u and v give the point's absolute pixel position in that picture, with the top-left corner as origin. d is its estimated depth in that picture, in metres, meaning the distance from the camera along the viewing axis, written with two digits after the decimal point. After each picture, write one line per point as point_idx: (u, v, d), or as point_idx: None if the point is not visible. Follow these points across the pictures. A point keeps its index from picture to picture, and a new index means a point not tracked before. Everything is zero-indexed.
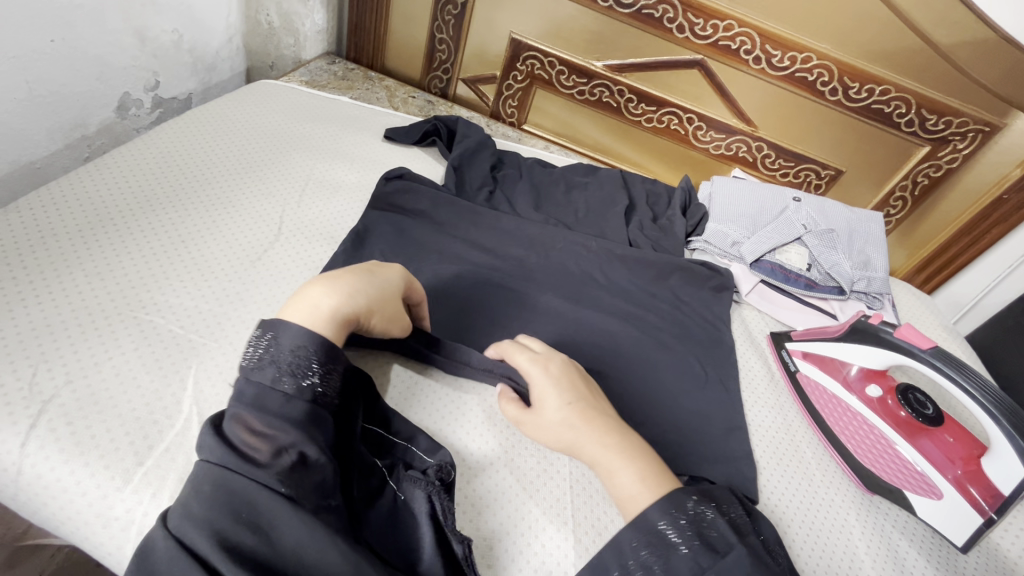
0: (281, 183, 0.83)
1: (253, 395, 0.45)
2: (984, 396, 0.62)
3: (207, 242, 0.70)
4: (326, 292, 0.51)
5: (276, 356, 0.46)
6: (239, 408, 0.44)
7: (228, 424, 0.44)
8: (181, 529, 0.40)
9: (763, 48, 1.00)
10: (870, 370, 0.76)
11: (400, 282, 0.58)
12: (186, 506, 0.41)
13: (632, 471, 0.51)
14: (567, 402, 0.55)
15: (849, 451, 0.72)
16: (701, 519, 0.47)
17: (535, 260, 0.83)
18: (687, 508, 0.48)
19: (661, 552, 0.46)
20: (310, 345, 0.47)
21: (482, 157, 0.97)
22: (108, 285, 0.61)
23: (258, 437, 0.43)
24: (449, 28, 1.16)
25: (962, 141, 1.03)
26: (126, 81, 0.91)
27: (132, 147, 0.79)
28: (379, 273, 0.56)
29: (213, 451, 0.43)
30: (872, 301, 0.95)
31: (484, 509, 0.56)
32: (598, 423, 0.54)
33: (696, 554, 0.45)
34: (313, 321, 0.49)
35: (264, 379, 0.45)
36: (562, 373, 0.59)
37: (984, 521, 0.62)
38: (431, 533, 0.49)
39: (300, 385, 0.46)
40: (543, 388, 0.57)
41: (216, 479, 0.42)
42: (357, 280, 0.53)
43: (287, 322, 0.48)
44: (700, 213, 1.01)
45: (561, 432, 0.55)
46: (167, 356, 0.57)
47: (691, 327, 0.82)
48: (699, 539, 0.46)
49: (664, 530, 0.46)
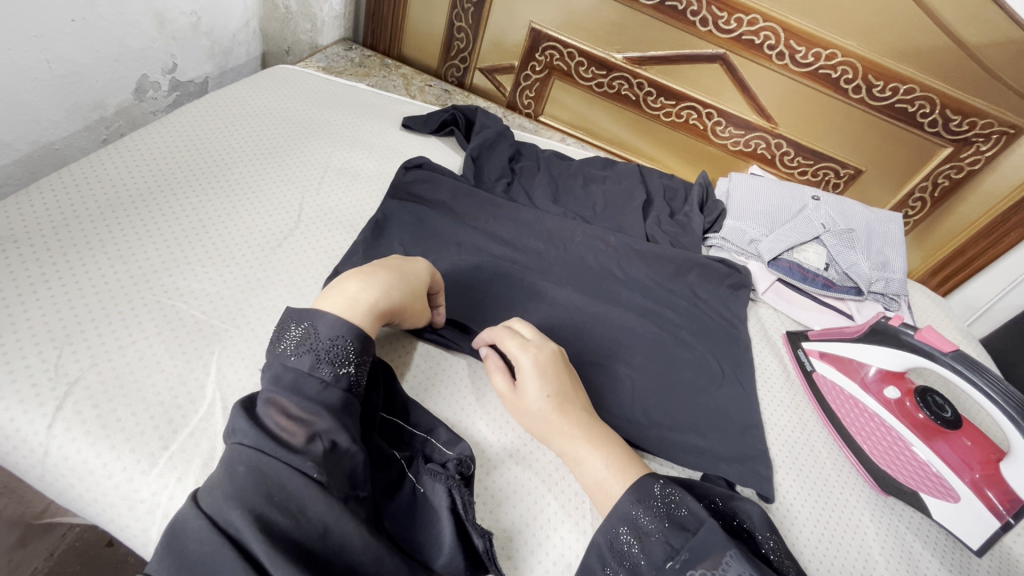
0: (300, 169, 0.82)
1: (291, 379, 0.47)
2: (1006, 402, 0.61)
3: (228, 226, 0.70)
4: (362, 287, 0.53)
5: (314, 345, 0.48)
6: (275, 393, 0.46)
7: (263, 408, 0.45)
8: (212, 508, 0.40)
9: (788, 43, 0.99)
10: (888, 371, 0.75)
11: (427, 275, 0.61)
12: (219, 487, 0.41)
13: (600, 458, 0.53)
14: (546, 394, 0.55)
15: (865, 452, 0.72)
16: (670, 502, 0.48)
17: (553, 252, 0.83)
18: (655, 491, 0.49)
19: (640, 540, 0.47)
20: (347, 335, 0.49)
21: (500, 148, 0.96)
22: (130, 267, 0.61)
23: (294, 421, 0.44)
24: (468, 16, 1.14)
25: (985, 142, 1.02)
26: (145, 63, 0.90)
27: (153, 129, 0.79)
28: (409, 267, 0.59)
29: (245, 433, 0.43)
30: (890, 302, 0.95)
31: (504, 501, 0.56)
32: (572, 417, 0.55)
33: (668, 536, 0.46)
34: (350, 312, 0.51)
35: (301, 366, 0.47)
36: (550, 364, 0.57)
37: (1001, 524, 0.62)
38: (452, 527, 0.49)
39: (336, 373, 0.48)
40: (526, 376, 0.56)
41: (251, 461, 0.42)
42: (390, 276, 0.56)
43: (323, 312, 0.50)
44: (719, 210, 1.00)
45: (535, 424, 0.56)
46: (190, 341, 0.57)
47: (708, 324, 0.82)
48: (670, 521, 0.47)
49: (638, 518, 0.47)
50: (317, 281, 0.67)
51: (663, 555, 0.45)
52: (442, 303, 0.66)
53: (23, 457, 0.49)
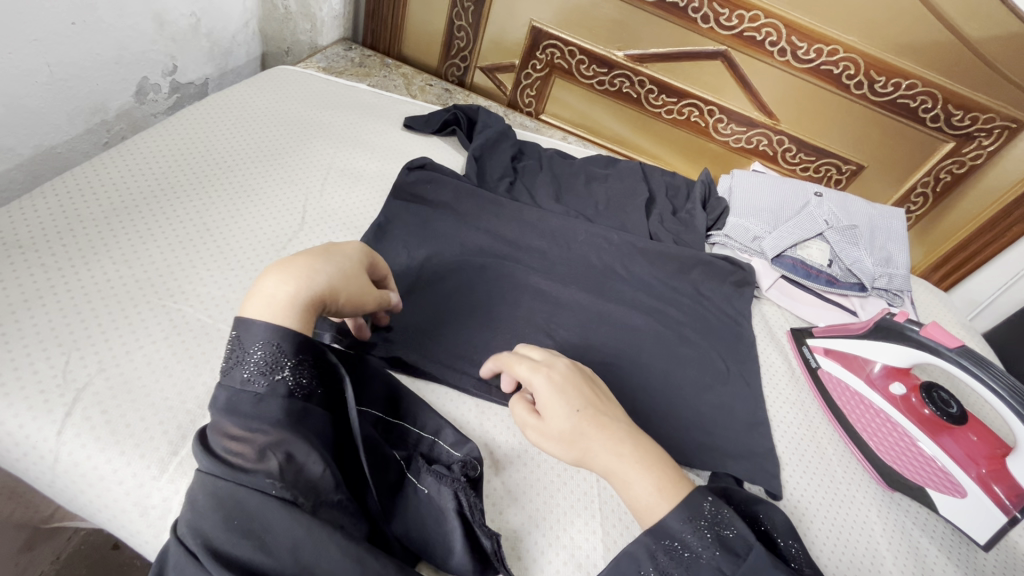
0: (302, 170, 0.82)
1: (226, 399, 0.44)
2: (1008, 393, 0.62)
3: (231, 229, 0.70)
4: (278, 281, 0.48)
5: (242, 357, 0.45)
6: (214, 417, 0.44)
7: (211, 433, 0.44)
8: (186, 533, 0.41)
9: (790, 39, 0.98)
10: (893, 368, 0.76)
11: (355, 254, 0.55)
12: (190, 513, 0.41)
13: (648, 480, 0.49)
14: (574, 409, 0.52)
15: (870, 448, 0.72)
16: (718, 521, 0.47)
17: (556, 252, 0.83)
18: (703, 511, 0.47)
19: (682, 560, 0.46)
20: (272, 338, 0.45)
21: (502, 148, 0.96)
22: (135, 272, 0.61)
23: (239, 442, 0.42)
24: (468, 14, 1.14)
25: (987, 137, 1.02)
26: (145, 65, 0.90)
27: (154, 133, 0.78)
28: (333, 249, 0.53)
29: (200, 461, 0.43)
30: (894, 298, 0.94)
31: (511, 503, 0.56)
32: (610, 429, 0.51)
33: (718, 562, 0.45)
34: (272, 311, 0.46)
35: (233, 382, 0.44)
36: (566, 379, 0.54)
37: (1009, 519, 0.62)
38: (460, 529, 0.49)
39: (271, 381, 0.44)
40: (547, 398, 0.52)
41: (208, 486, 0.42)
42: (311, 262, 0.50)
43: (248, 320, 0.46)
44: (722, 207, 0.99)
45: (569, 445, 0.51)
46: (197, 345, 0.57)
47: (712, 321, 0.82)
48: (719, 546, 0.46)
49: (685, 537, 0.46)
50: None
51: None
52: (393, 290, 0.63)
53: (32, 464, 0.49)
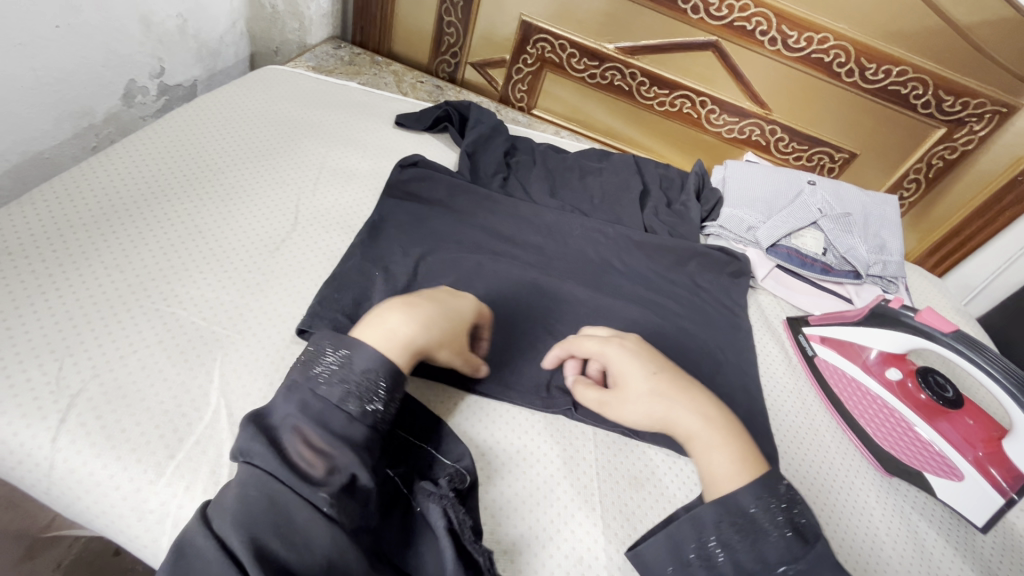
0: (293, 170, 0.81)
1: (318, 409, 0.46)
2: (1006, 377, 0.63)
3: (224, 231, 0.69)
4: (403, 320, 0.53)
5: (347, 376, 0.47)
6: (300, 420, 0.45)
7: (286, 434, 0.45)
8: (222, 530, 0.40)
9: (780, 28, 0.98)
10: (889, 354, 0.76)
11: (470, 314, 0.60)
12: (232, 508, 0.41)
13: (728, 438, 0.53)
14: (651, 371, 0.58)
15: (868, 434, 0.73)
16: (792, 506, 0.48)
17: (552, 246, 0.84)
18: (779, 492, 0.49)
19: (751, 535, 0.47)
20: (379, 370, 0.48)
21: (495, 143, 0.96)
22: (128, 276, 0.60)
23: (315, 453, 0.44)
24: (457, 10, 1.14)
25: (978, 122, 1.02)
26: (131, 68, 0.89)
27: (143, 136, 0.78)
28: (451, 303, 0.59)
29: (264, 457, 0.43)
30: (888, 284, 0.95)
31: (503, 517, 0.55)
32: (686, 387, 0.57)
33: (788, 544, 0.46)
34: (388, 344, 0.51)
35: (331, 396, 0.46)
36: (637, 347, 0.61)
37: (1005, 501, 0.63)
38: (451, 546, 0.47)
39: (364, 409, 0.46)
40: (626, 364, 0.59)
41: (264, 484, 0.42)
42: (431, 311, 0.56)
43: (362, 344, 0.50)
44: (716, 198, 1.00)
45: (651, 404, 0.56)
46: (191, 348, 0.56)
47: (709, 312, 0.83)
48: (792, 528, 0.47)
49: (756, 516, 0.47)
50: (316, 283, 0.67)
51: (778, 557, 0.46)
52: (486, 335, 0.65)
53: (28, 472, 0.48)
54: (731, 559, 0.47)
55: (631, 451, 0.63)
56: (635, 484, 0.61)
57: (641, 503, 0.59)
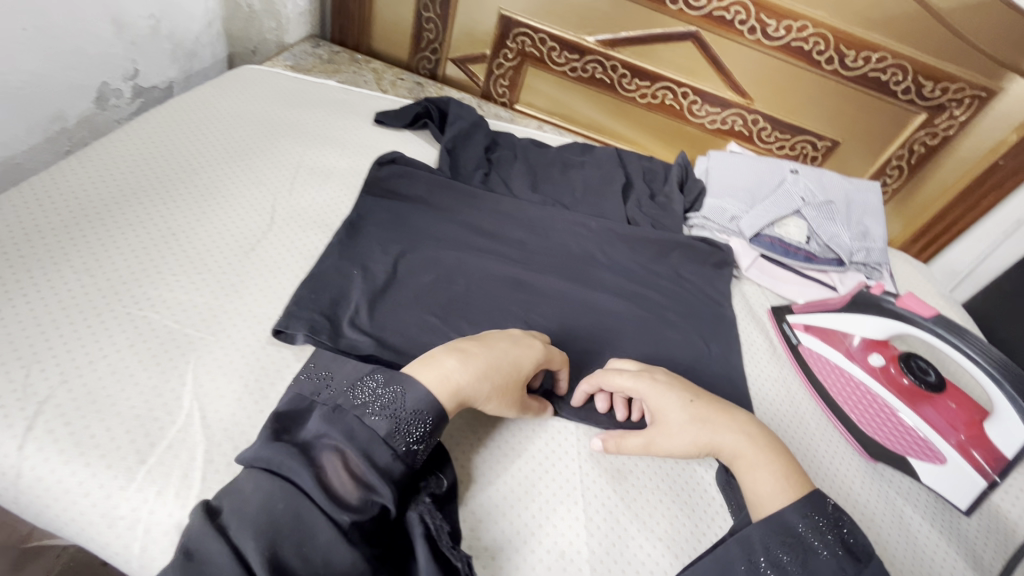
0: (270, 170, 0.80)
1: (365, 439, 0.46)
2: (987, 361, 0.65)
3: (198, 233, 0.68)
4: (460, 366, 0.53)
5: (398, 411, 0.48)
6: (345, 445, 0.46)
7: (328, 454, 0.45)
8: (236, 534, 0.41)
9: (758, 17, 0.98)
10: (871, 340, 0.77)
11: (533, 368, 0.58)
12: (246, 510, 0.42)
13: (773, 467, 0.54)
14: (687, 400, 0.59)
15: (852, 421, 0.73)
16: (839, 523, 0.50)
17: (535, 241, 0.83)
18: (827, 511, 0.50)
19: (801, 554, 0.48)
20: (430, 413, 0.49)
21: (475, 139, 0.95)
22: (98, 281, 0.59)
23: (355, 480, 0.44)
24: (436, 6, 1.13)
25: (958, 107, 1.03)
26: (103, 70, 0.87)
27: (115, 138, 0.76)
28: (515, 353, 0.57)
29: (300, 474, 0.44)
30: (871, 271, 0.95)
31: (487, 518, 0.54)
32: (724, 414, 0.58)
33: (840, 559, 0.48)
34: (442, 388, 0.51)
35: (379, 429, 0.47)
36: (668, 380, 0.62)
37: (988, 483, 0.64)
38: (427, 550, 0.46)
39: (408, 447, 0.47)
40: (661, 396, 0.59)
41: (291, 498, 0.43)
42: (491, 360, 0.55)
43: (415, 381, 0.50)
44: (698, 189, 1.01)
45: (690, 434, 0.57)
46: (164, 351, 0.55)
47: (694, 303, 0.82)
48: (842, 547, 0.49)
49: (803, 531, 0.49)
50: (292, 283, 0.66)
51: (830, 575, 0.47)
52: (564, 374, 0.64)
53: None
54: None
55: (613, 444, 0.63)
56: (617, 478, 0.60)
57: (625, 496, 0.59)
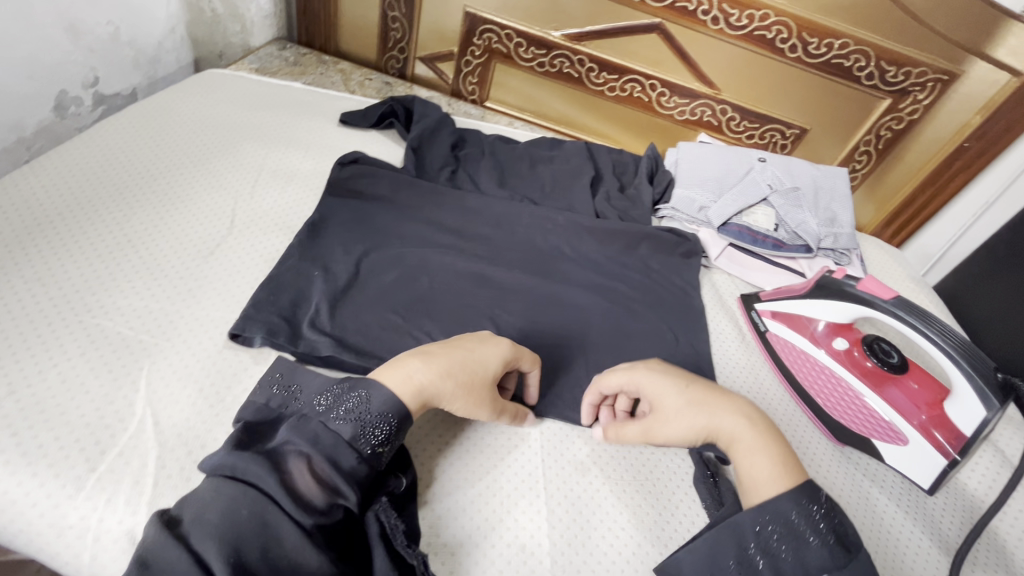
0: (231, 174, 0.80)
1: (329, 444, 0.45)
2: (945, 340, 0.64)
3: (155, 239, 0.68)
4: (423, 366, 0.52)
5: (362, 415, 0.47)
6: (308, 449, 0.44)
7: (291, 459, 0.44)
8: (197, 542, 0.39)
9: (720, 7, 0.99)
10: (836, 324, 0.76)
11: (498, 366, 0.55)
12: (207, 517, 0.40)
13: (770, 451, 0.52)
14: (685, 386, 0.57)
15: (819, 405, 0.74)
16: (832, 512, 0.48)
17: (501, 237, 0.83)
18: (821, 499, 0.48)
19: (792, 541, 0.46)
20: (394, 416, 0.48)
21: (442, 136, 0.94)
22: (51, 290, 0.59)
23: (320, 484, 0.43)
24: (401, 5, 1.12)
25: (922, 91, 1.03)
26: (62, 79, 0.87)
27: (72, 146, 0.76)
28: (479, 352, 0.55)
29: (264, 479, 0.43)
30: (840, 256, 0.96)
31: (447, 515, 0.54)
32: (723, 399, 0.56)
33: (829, 548, 0.46)
34: (403, 388, 0.50)
35: (343, 432, 0.46)
36: (665, 367, 0.59)
37: (949, 462, 0.63)
38: (384, 555, 0.46)
39: (373, 450, 0.46)
40: (658, 383, 0.57)
41: (257, 504, 0.42)
42: (455, 360, 0.53)
43: (379, 384, 0.50)
44: (667, 179, 1.00)
45: (691, 420, 0.55)
46: (116, 359, 0.55)
47: (662, 294, 0.83)
48: (834, 536, 0.46)
49: (796, 522, 0.47)
50: (251, 286, 0.66)
51: (817, 564, 0.45)
52: (535, 380, 0.62)
53: None
54: (771, 564, 0.46)
55: (578, 437, 0.63)
56: (581, 469, 0.60)
57: (589, 487, 0.59)
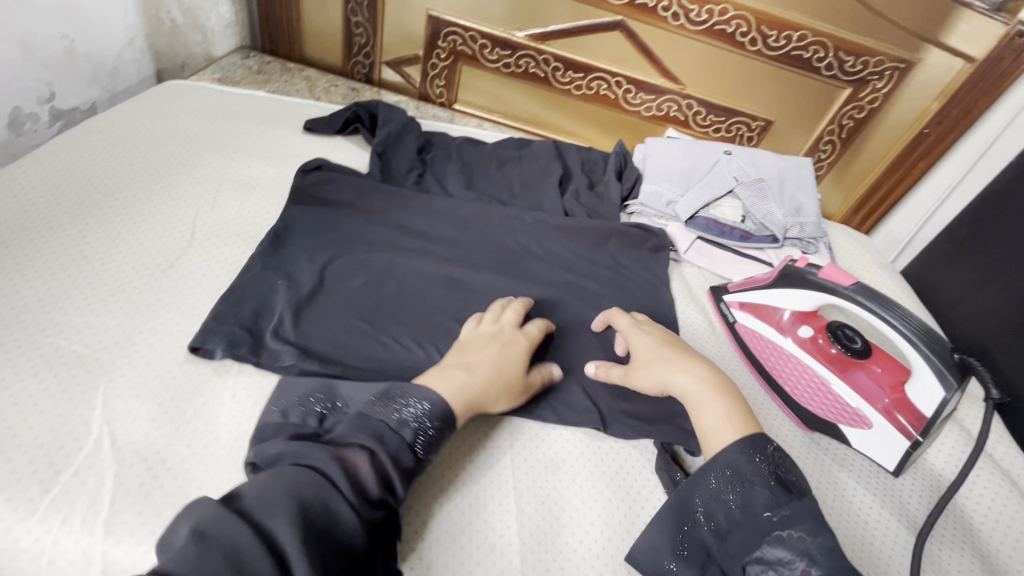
0: (193, 186, 0.79)
1: (393, 446, 0.47)
2: (904, 325, 0.65)
3: (114, 254, 0.67)
4: (468, 374, 0.55)
5: (422, 421, 0.49)
6: (373, 448, 0.46)
7: (354, 454, 0.46)
8: (255, 509, 0.41)
9: (680, 3, 1.00)
10: (801, 312, 0.77)
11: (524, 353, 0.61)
12: (271, 490, 0.42)
13: (720, 408, 0.56)
14: (659, 343, 0.66)
15: (787, 393, 0.75)
16: (777, 459, 0.51)
17: (469, 239, 0.83)
18: (765, 450, 0.51)
19: (740, 487, 0.50)
20: (449, 426, 0.51)
21: (407, 140, 0.94)
22: (3, 311, 0.58)
23: (380, 482, 0.45)
24: (363, 10, 1.12)
25: (880, 80, 1.05)
26: (15, 95, 0.85)
27: (27, 163, 0.74)
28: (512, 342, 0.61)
29: (331, 469, 0.44)
30: (807, 245, 0.97)
31: (428, 531, 0.53)
32: (695, 364, 0.62)
33: (773, 488, 0.49)
34: (450, 392, 0.53)
35: (404, 436, 0.48)
36: (661, 333, 0.68)
37: (910, 443, 0.66)
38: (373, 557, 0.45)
39: (426, 454, 0.49)
40: (641, 338, 0.67)
41: (318, 487, 0.43)
42: (493, 361, 0.58)
43: (434, 391, 0.52)
44: (635, 175, 1.01)
45: (659, 370, 0.62)
46: (72, 378, 0.54)
47: (631, 289, 0.83)
48: (775, 478, 0.50)
49: (741, 466, 0.50)
50: (211, 298, 0.65)
51: (762, 504, 0.48)
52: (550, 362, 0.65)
53: None
54: (725, 512, 0.49)
55: (548, 435, 0.63)
56: (551, 467, 0.60)
57: (558, 485, 0.59)
